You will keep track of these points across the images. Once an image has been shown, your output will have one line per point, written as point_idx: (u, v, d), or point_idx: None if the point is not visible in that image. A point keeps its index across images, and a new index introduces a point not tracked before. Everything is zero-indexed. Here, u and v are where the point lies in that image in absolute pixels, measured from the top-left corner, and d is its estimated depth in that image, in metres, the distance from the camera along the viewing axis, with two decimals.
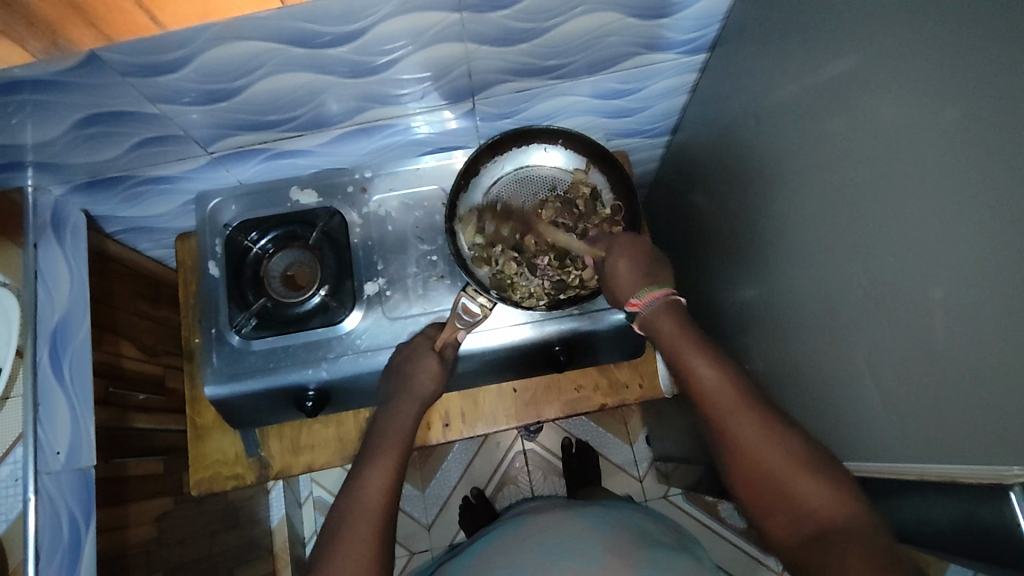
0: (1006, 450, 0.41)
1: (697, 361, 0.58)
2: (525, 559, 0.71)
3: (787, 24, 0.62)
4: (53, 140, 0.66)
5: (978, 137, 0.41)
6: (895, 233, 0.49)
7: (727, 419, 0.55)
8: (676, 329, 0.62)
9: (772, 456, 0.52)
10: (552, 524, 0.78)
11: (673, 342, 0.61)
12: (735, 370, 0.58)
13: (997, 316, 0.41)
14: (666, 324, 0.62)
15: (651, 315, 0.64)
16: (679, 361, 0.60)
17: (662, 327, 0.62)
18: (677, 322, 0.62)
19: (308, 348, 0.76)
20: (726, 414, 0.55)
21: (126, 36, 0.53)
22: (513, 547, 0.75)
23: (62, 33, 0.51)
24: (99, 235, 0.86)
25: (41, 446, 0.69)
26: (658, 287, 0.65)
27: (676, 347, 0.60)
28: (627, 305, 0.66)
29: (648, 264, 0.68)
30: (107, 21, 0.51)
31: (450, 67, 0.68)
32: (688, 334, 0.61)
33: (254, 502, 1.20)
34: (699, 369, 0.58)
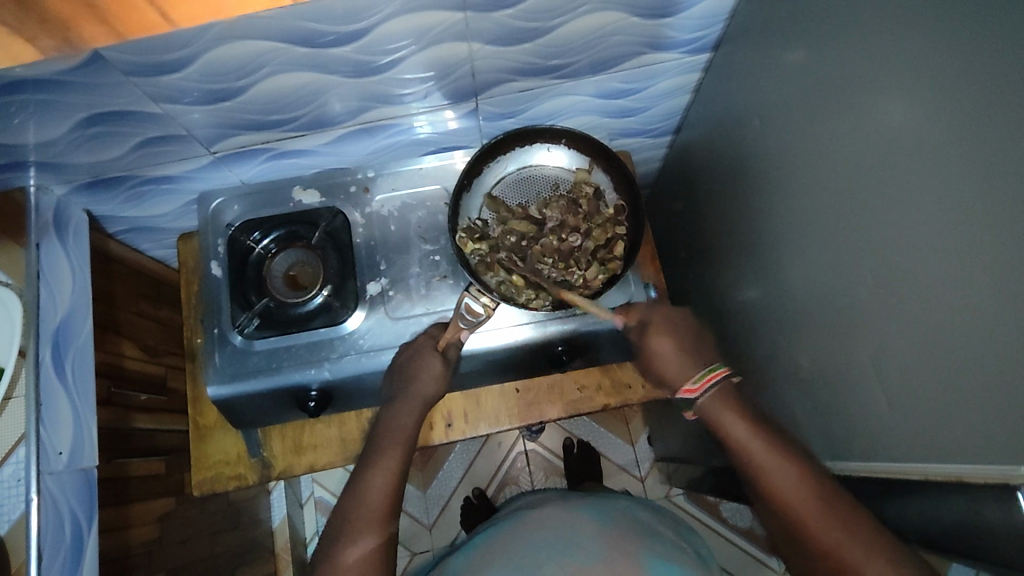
0: (1013, 449, 0.41)
1: (754, 453, 0.61)
2: (523, 556, 0.71)
3: (790, 24, 0.62)
4: (56, 140, 0.66)
5: (984, 136, 0.41)
6: (899, 232, 0.49)
7: (797, 507, 0.57)
8: (732, 417, 0.64)
9: (841, 541, 0.54)
10: (548, 517, 0.78)
11: (730, 428, 0.63)
12: (800, 455, 0.60)
13: (1002, 315, 0.41)
14: (718, 408, 0.65)
15: (706, 406, 0.65)
16: (742, 451, 0.62)
17: (717, 415, 0.65)
18: (734, 407, 0.65)
19: (310, 348, 0.76)
20: (789, 499, 0.58)
21: (139, 33, 0.53)
22: (510, 543, 0.75)
23: (74, 30, 0.51)
24: (101, 235, 0.85)
25: (43, 447, 0.69)
26: (714, 368, 0.67)
27: (736, 436, 0.63)
28: (682, 391, 0.67)
29: (690, 344, 0.70)
30: (119, 18, 0.50)
31: (454, 66, 0.68)
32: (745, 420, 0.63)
33: (256, 503, 1.20)
34: (758, 455, 0.61)
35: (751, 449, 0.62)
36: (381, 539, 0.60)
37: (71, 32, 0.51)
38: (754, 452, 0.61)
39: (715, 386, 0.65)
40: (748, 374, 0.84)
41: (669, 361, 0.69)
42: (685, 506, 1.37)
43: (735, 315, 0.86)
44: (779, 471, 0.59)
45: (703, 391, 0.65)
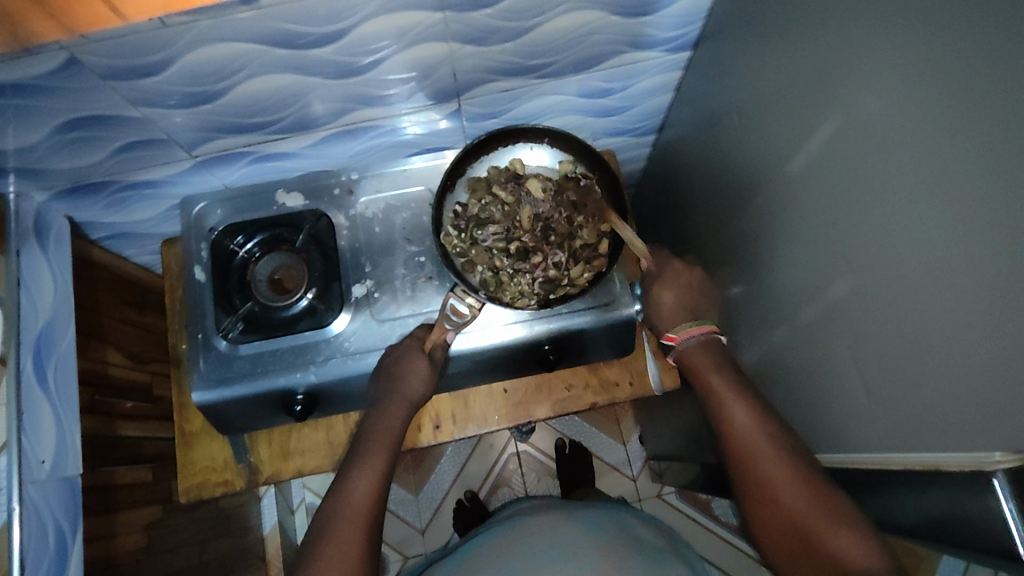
0: (991, 436, 0.42)
1: (727, 400, 0.64)
2: (520, 560, 0.71)
3: (769, 21, 0.62)
4: (34, 145, 0.65)
5: (957, 125, 0.41)
6: (877, 223, 0.50)
7: (762, 460, 0.59)
8: (713, 372, 0.67)
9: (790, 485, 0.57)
10: (543, 524, 0.78)
11: (711, 382, 0.67)
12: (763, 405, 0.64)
13: (979, 302, 0.41)
14: (695, 356, 0.70)
15: (686, 351, 0.71)
16: (710, 392, 0.66)
17: (698, 364, 0.69)
18: (713, 361, 0.69)
19: (295, 352, 0.75)
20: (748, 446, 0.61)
21: (91, 29, 0.52)
22: (507, 547, 0.75)
23: (23, 25, 0.50)
24: (84, 242, 0.85)
25: (25, 456, 0.68)
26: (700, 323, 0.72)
27: (712, 385, 0.66)
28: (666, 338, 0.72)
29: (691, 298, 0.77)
30: (67, 9, 0.50)
31: (435, 66, 0.68)
32: (726, 374, 0.67)
33: (245, 509, 1.19)
34: (730, 403, 0.64)
35: (726, 397, 0.65)
36: (361, 538, 0.59)
37: (28, 27, 0.50)
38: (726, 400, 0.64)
39: (706, 336, 0.71)
40: None
41: (665, 310, 0.76)
42: (676, 504, 1.38)
43: (720, 312, 0.86)
44: (746, 423, 0.62)
45: (685, 340, 0.71)
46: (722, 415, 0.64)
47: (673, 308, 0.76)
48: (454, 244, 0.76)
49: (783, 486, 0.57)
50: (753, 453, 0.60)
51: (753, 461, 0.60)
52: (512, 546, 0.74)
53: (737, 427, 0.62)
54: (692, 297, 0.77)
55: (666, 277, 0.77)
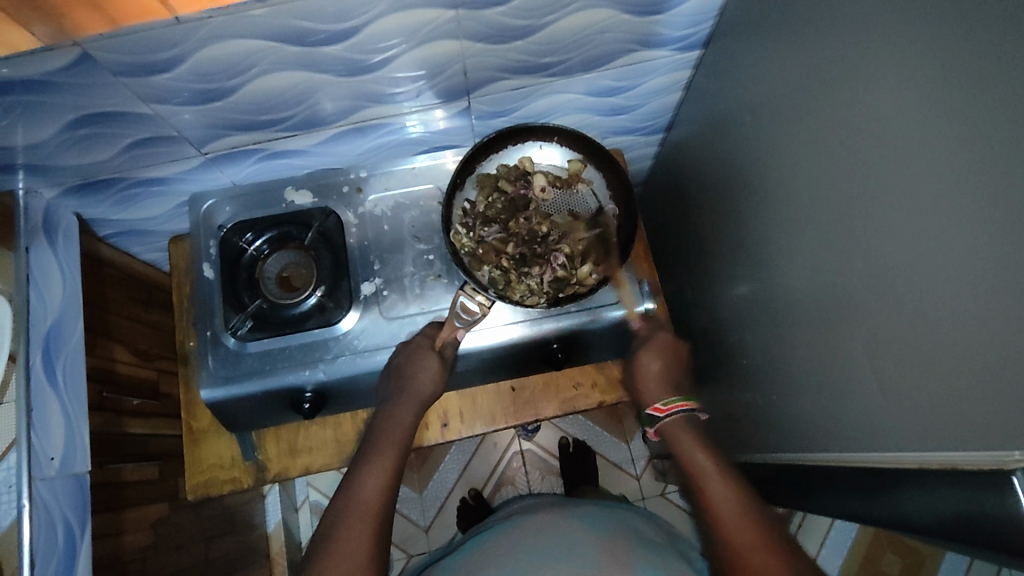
0: (1006, 435, 0.42)
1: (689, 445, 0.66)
2: (520, 559, 0.70)
3: (780, 20, 0.62)
4: (45, 142, 0.65)
5: (973, 123, 0.41)
6: (890, 222, 0.50)
7: (744, 545, 0.56)
8: (702, 453, 0.64)
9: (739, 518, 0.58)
10: (553, 522, 0.78)
11: (699, 464, 0.63)
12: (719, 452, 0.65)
13: (994, 302, 0.41)
14: (675, 428, 0.69)
15: (670, 429, 0.69)
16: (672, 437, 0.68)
17: (684, 445, 0.66)
18: (696, 440, 0.66)
19: (304, 349, 0.75)
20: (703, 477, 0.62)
21: (133, 21, 0.52)
22: (507, 547, 0.74)
23: (69, 17, 0.50)
24: (92, 239, 0.85)
25: (35, 452, 0.68)
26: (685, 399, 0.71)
27: (699, 467, 0.63)
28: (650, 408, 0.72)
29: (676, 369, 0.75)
30: (112, 2, 0.50)
31: (446, 64, 0.68)
32: (715, 460, 0.64)
33: (250, 507, 1.19)
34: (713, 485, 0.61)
35: (711, 481, 0.62)
36: (370, 535, 0.59)
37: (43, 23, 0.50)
38: (713, 486, 0.61)
39: (681, 413, 0.69)
40: (742, 370, 0.85)
41: (651, 379, 0.75)
42: (681, 503, 1.38)
43: (728, 311, 0.86)
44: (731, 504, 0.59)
45: (670, 414, 0.69)
46: (704, 495, 0.61)
47: (659, 377, 0.75)
48: (460, 241, 0.76)
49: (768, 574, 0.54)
50: (736, 541, 0.56)
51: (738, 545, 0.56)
52: (521, 543, 0.74)
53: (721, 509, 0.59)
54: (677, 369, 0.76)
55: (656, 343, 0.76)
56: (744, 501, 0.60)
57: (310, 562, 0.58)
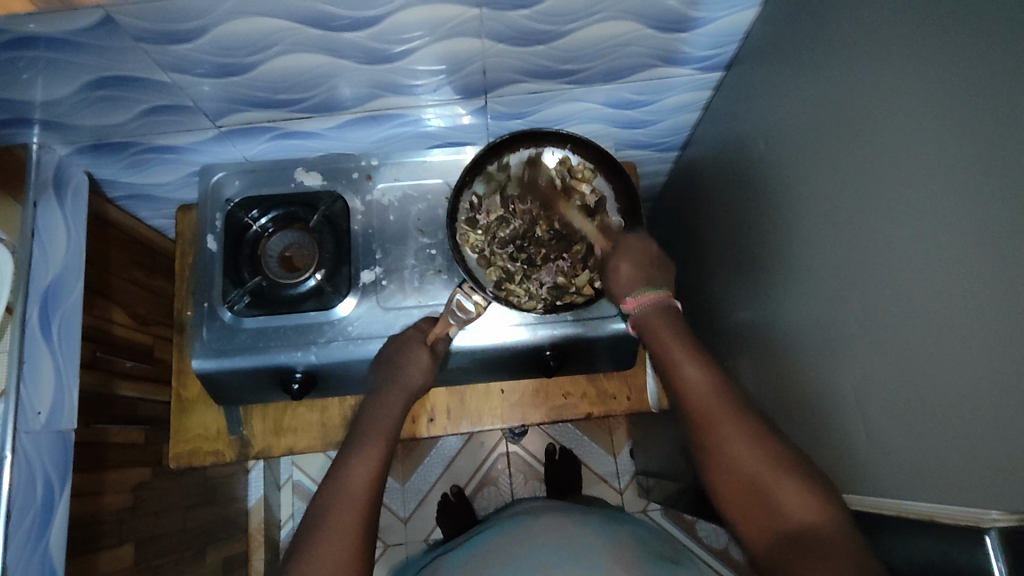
0: (989, 493, 0.41)
1: (669, 341, 0.63)
2: (526, 558, 0.70)
3: (802, 52, 0.62)
4: (62, 99, 0.65)
5: (982, 175, 0.41)
6: (893, 264, 0.49)
7: (714, 421, 0.56)
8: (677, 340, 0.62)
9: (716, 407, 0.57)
10: (546, 526, 0.77)
11: (672, 350, 0.62)
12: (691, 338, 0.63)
13: (987, 356, 0.41)
14: (654, 323, 0.65)
15: (643, 319, 0.66)
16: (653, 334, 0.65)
17: (658, 333, 0.64)
18: (675, 328, 0.64)
19: (299, 330, 0.75)
20: (680, 366, 0.60)
21: None
22: (509, 547, 0.74)
23: None
24: (101, 199, 0.85)
25: (22, 405, 0.68)
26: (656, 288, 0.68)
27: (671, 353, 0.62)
28: (622, 305, 0.69)
29: (652, 269, 0.69)
30: None
31: (465, 62, 0.68)
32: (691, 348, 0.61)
33: (233, 481, 1.20)
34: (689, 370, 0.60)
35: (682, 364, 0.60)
36: (357, 529, 0.58)
37: None
38: (693, 379, 0.59)
39: (656, 302, 0.66)
40: None
41: (624, 280, 0.69)
42: (662, 520, 1.38)
43: (725, 335, 0.86)
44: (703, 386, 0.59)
45: (641, 306, 0.67)
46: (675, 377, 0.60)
47: (634, 278, 0.69)
48: (465, 238, 0.76)
49: (745, 451, 0.54)
50: (707, 419, 0.56)
51: (709, 424, 0.56)
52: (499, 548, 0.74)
53: (696, 392, 0.58)
54: (652, 266, 0.69)
55: (624, 249, 0.70)
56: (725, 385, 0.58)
57: (291, 554, 0.57)
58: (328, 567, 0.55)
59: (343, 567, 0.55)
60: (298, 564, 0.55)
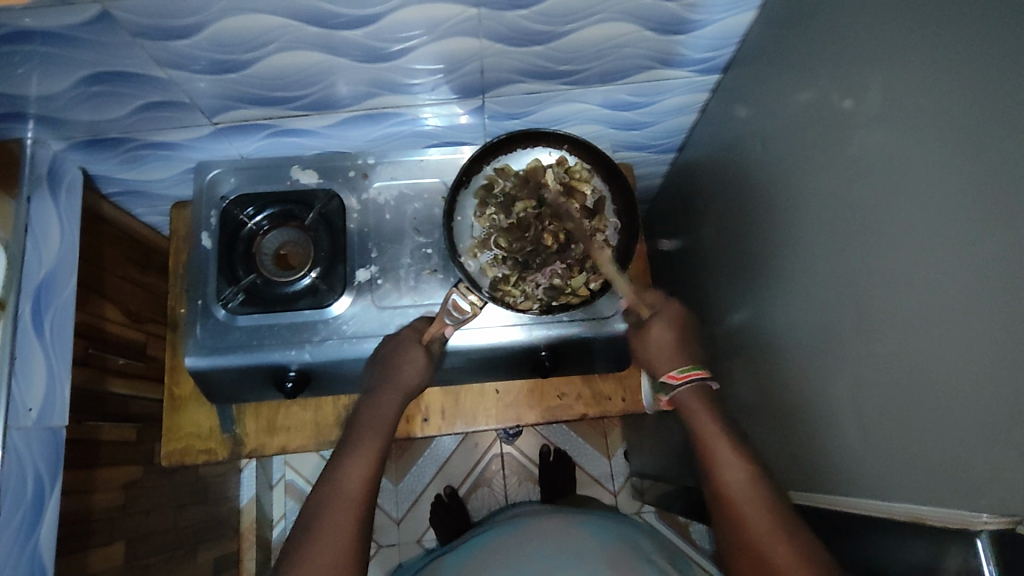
0: (980, 496, 0.42)
1: (705, 426, 0.64)
2: (529, 563, 0.70)
3: (800, 54, 0.62)
4: (58, 94, 0.65)
5: (975, 178, 0.41)
6: (887, 268, 0.49)
7: (749, 519, 0.57)
8: (714, 432, 0.64)
9: (747, 497, 0.59)
10: (542, 532, 0.77)
11: (714, 446, 0.63)
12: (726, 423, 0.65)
13: (978, 360, 0.41)
14: (691, 403, 0.67)
15: (680, 399, 0.68)
16: (687, 414, 0.67)
17: (694, 418, 0.66)
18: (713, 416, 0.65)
19: (293, 328, 0.75)
20: (712, 445, 0.63)
21: None
22: (506, 552, 0.73)
23: None
24: (94, 195, 0.85)
25: (13, 402, 0.68)
26: (693, 368, 0.69)
27: (703, 431, 0.64)
28: (665, 376, 0.70)
29: (685, 342, 0.72)
30: None
31: (464, 61, 0.68)
32: (728, 441, 0.63)
33: (225, 480, 1.20)
34: (725, 465, 0.61)
35: (715, 445, 0.63)
36: (351, 531, 0.58)
37: None
38: (725, 463, 0.61)
39: (693, 382, 0.68)
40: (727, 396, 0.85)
41: (664, 350, 0.71)
42: (655, 522, 1.38)
43: (721, 338, 0.86)
44: (734, 472, 0.61)
45: (683, 383, 0.68)
46: (708, 457, 0.63)
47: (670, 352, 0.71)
48: (468, 249, 0.76)
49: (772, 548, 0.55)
50: (737, 503, 0.59)
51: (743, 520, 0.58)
52: (494, 553, 0.74)
53: (727, 480, 0.60)
54: (688, 342, 0.72)
55: (661, 313, 0.73)
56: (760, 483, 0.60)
57: (286, 558, 0.57)
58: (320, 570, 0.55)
59: (334, 569, 0.56)
60: (291, 564, 0.56)
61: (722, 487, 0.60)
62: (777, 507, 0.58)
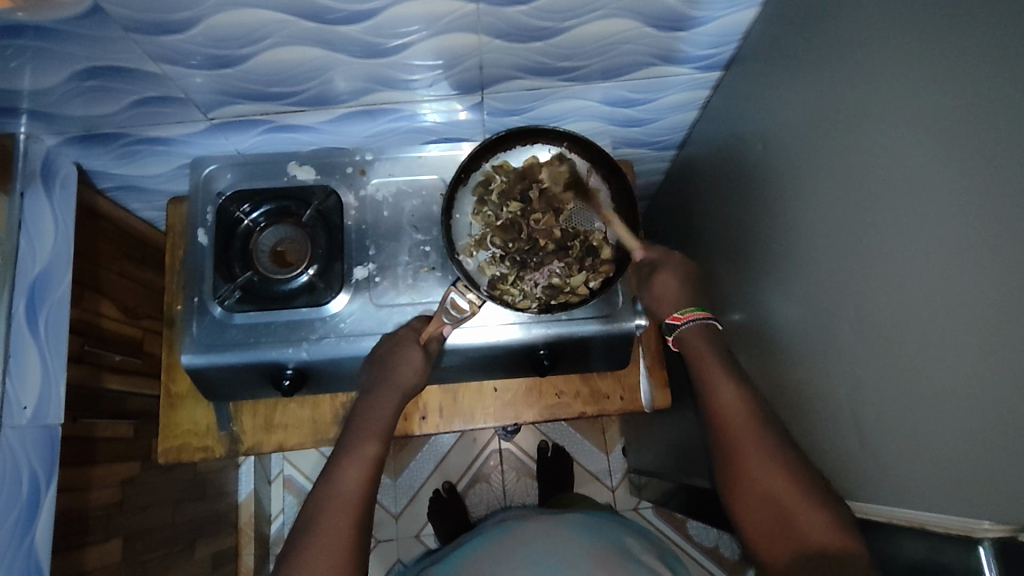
0: (980, 502, 0.41)
1: (705, 361, 0.66)
2: (520, 568, 0.70)
3: (802, 52, 0.61)
4: (51, 89, 0.64)
5: (977, 183, 0.41)
6: (886, 272, 0.49)
7: (741, 438, 0.60)
8: (713, 365, 0.65)
9: (742, 424, 0.61)
10: (540, 532, 0.77)
11: (708, 369, 0.65)
12: (727, 357, 0.67)
13: (978, 366, 0.41)
14: (694, 342, 0.68)
15: (685, 338, 0.69)
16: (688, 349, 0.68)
17: (696, 352, 0.67)
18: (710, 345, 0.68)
19: (289, 327, 0.75)
20: (710, 376, 0.65)
21: None
22: (502, 556, 0.73)
23: None
24: (90, 190, 0.84)
25: (8, 400, 0.67)
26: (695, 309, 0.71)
27: (703, 365, 0.66)
28: (667, 318, 0.71)
29: (689, 290, 0.73)
30: None
31: (462, 57, 0.67)
32: (727, 372, 0.65)
33: (223, 476, 1.20)
34: (721, 386, 0.64)
35: (712, 376, 0.65)
36: (350, 533, 0.58)
37: None
38: (724, 393, 0.63)
39: (698, 321, 0.69)
40: None
41: (669, 295, 0.72)
42: (652, 518, 1.38)
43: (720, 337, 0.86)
44: (732, 399, 0.63)
45: (687, 322, 0.70)
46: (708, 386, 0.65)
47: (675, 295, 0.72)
48: (466, 248, 0.76)
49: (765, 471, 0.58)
50: (733, 428, 0.61)
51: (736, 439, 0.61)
52: (493, 555, 0.74)
53: (725, 407, 0.63)
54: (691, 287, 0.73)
55: (666, 260, 0.74)
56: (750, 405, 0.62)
57: (284, 561, 0.57)
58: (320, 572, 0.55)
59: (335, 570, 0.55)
60: (290, 566, 0.55)
61: (720, 416, 0.63)
62: (767, 426, 0.60)
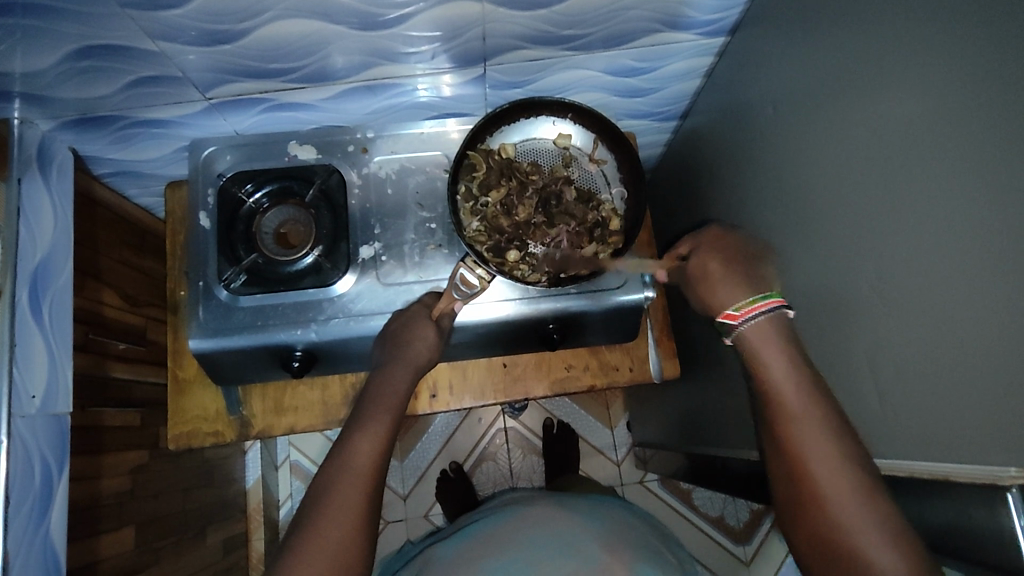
0: (1004, 452, 0.42)
1: (777, 373, 0.58)
2: (523, 550, 0.70)
3: (811, 12, 0.60)
4: (44, 70, 0.63)
5: (996, 132, 0.40)
6: (903, 228, 0.49)
7: (813, 464, 0.54)
8: (787, 376, 0.58)
9: (817, 451, 0.54)
10: (547, 516, 0.77)
11: (779, 383, 0.58)
12: (809, 372, 0.58)
13: (1001, 317, 0.41)
14: (758, 341, 0.60)
15: (746, 334, 0.61)
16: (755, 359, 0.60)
17: (764, 357, 0.59)
18: (783, 347, 0.59)
19: (297, 308, 0.74)
20: (781, 394, 0.57)
21: None
22: (509, 538, 0.73)
23: None
24: (86, 176, 0.82)
25: (16, 389, 0.67)
26: (765, 297, 0.63)
27: (774, 378, 0.58)
28: (723, 316, 0.64)
29: (743, 270, 0.66)
30: None
31: (464, 28, 0.66)
32: (803, 386, 0.57)
33: (230, 463, 1.20)
34: (793, 404, 0.56)
35: (785, 392, 0.57)
36: (362, 506, 0.57)
37: None
38: (792, 411, 0.56)
39: (770, 312, 0.61)
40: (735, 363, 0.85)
41: (717, 282, 0.65)
42: (659, 491, 1.40)
43: None
44: (805, 421, 0.55)
45: (747, 319, 0.61)
46: (778, 405, 0.57)
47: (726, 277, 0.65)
48: (473, 234, 0.74)
49: (838, 500, 0.52)
50: (804, 455, 0.54)
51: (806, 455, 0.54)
52: (508, 535, 0.74)
53: (795, 431, 0.55)
54: (740, 264, 0.66)
55: (701, 249, 0.68)
56: (829, 418, 0.55)
57: (295, 529, 0.57)
58: (335, 543, 0.55)
59: (346, 539, 0.55)
60: (299, 535, 0.55)
61: (789, 437, 0.56)
62: (851, 458, 0.53)
